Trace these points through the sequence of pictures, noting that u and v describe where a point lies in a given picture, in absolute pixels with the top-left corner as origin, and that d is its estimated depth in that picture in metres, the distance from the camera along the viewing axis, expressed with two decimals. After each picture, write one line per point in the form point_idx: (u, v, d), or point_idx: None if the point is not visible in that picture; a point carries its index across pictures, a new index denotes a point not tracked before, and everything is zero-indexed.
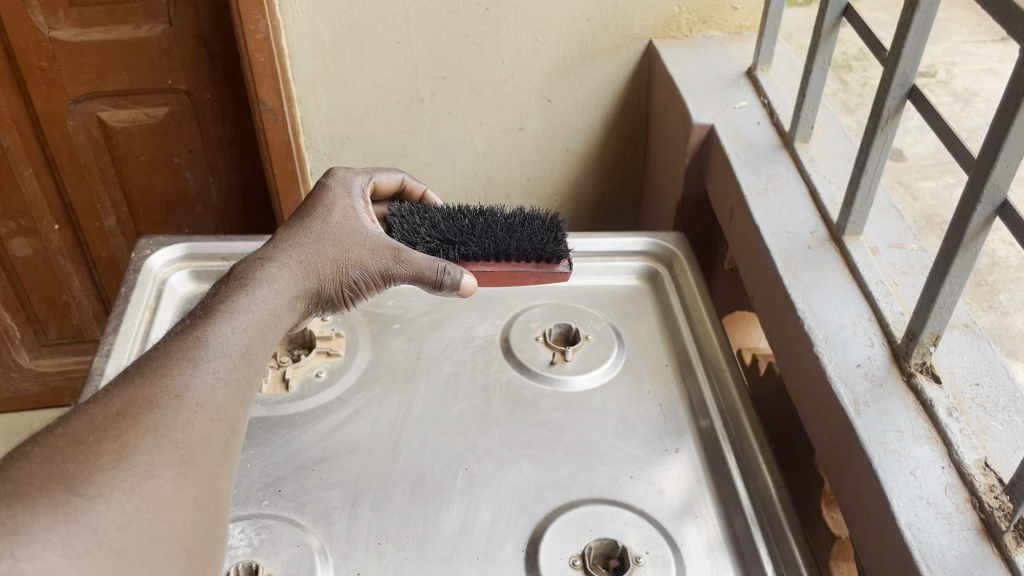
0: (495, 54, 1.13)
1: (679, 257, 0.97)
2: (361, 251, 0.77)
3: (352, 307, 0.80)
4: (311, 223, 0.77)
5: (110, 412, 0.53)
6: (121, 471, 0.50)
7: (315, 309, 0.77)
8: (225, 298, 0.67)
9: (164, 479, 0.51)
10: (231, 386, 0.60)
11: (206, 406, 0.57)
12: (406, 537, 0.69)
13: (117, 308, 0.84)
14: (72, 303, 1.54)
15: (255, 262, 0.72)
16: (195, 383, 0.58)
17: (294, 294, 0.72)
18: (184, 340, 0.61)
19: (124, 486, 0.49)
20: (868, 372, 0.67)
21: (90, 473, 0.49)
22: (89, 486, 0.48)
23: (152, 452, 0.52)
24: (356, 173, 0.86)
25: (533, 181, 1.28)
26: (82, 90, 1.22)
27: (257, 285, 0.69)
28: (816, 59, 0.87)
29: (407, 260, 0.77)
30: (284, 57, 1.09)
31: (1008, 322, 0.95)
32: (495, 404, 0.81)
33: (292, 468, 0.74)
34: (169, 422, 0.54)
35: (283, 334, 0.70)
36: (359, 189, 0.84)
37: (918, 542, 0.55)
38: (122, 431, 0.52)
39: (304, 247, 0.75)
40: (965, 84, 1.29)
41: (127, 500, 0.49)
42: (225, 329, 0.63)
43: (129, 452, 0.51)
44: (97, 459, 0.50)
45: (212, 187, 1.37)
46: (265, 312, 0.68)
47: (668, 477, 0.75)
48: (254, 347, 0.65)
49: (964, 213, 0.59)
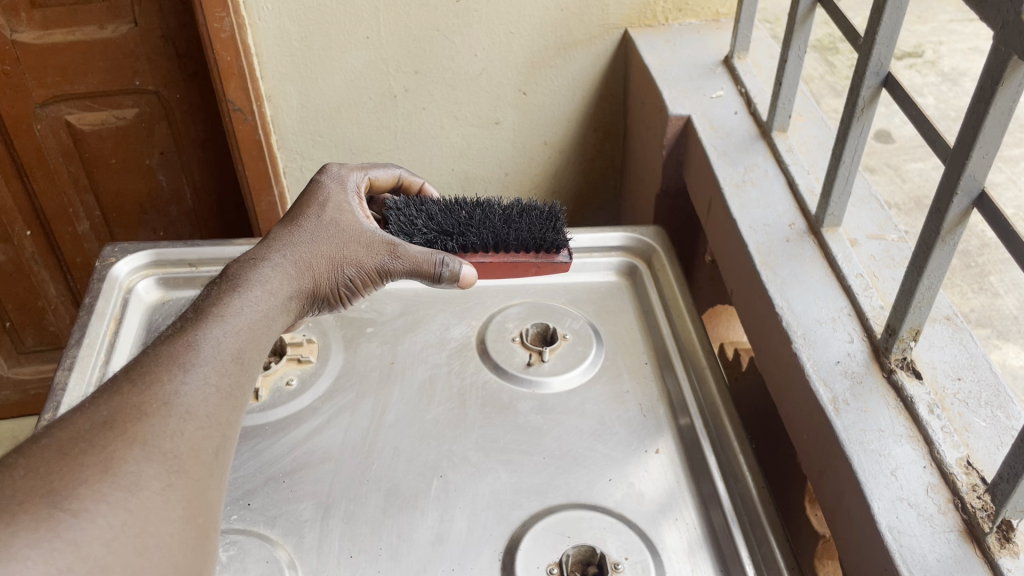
0: (467, 47, 1.11)
1: (657, 251, 0.95)
2: (358, 248, 0.74)
3: (349, 306, 0.77)
4: (306, 221, 0.74)
5: (97, 421, 0.50)
6: (106, 484, 0.47)
7: (311, 309, 0.74)
8: (217, 300, 0.63)
9: (151, 491, 0.49)
10: (222, 392, 0.57)
11: (195, 413, 0.54)
12: (380, 550, 0.67)
13: (80, 318, 0.82)
14: (48, 310, 1.51)
15: (248, 262, 0.69)
16: (185, 389, 0.55)
17: (289, 296, 0.69)
18: (173, 345, 0.57)
19: (108, 500, 0.46)
20: (847, 369, 0.66)
21: (75, 486, 0.46)
22: (72, 500, 0.45)
23: (140, 463, 0.49)
24: (348, 170, 0.83)
25: (512, 175, 1.26)
26: (48, 93, 1.20)
27: (250, 286, 0.66)
28: (792, 47, 0.85)
29: (406, 254, 0.75)
30: (251, 55, 1.07)
31: (999, 304, 0.93)
32: (470, 408, 0.79)
33: (262, 480, 0.72)
34: (157, 431, 0.51)
35: (279, 336, 0.67)
36: (354, 185, 0.81)
37: (898, 546, 0.53)
38: (109, 441, 0.49)
39: (298, 246, 0.72)
40: (953, 63, 1.27)
41: (113, 514, 0.46)
42: (217, 333, 0.60)
43: (116, 463, 0.48)
44: (82, 471, 0.47)
45: (185, 188, 1.34)
46: (259, 314, 0.65)
47: (647, 478, 0.73)
48: (248, 352, 0.62)
49: (941, 205, 0.57)
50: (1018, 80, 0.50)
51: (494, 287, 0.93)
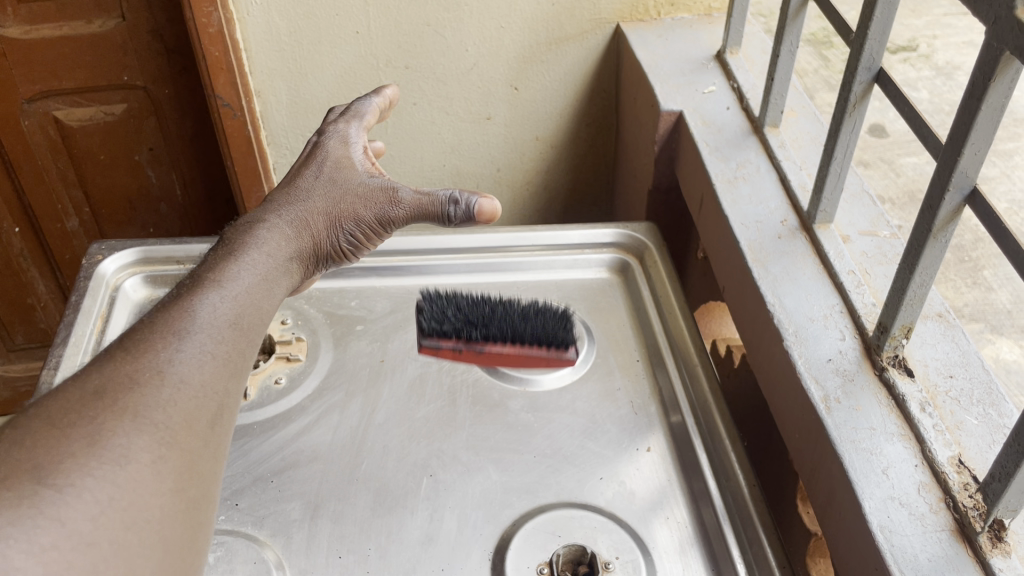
0: (458, 41, 1.10)
1: (649, 247, 0.95)
2: (356, 201, 0.71)
3: (354, 259, 0.73)
4: (301, 183, 0.71)
5: (86, 391, 0.46)
6: (93, 457, 0.43)
7: (316, 266, 0.70)
8: (213, 267, 0.60)
9: (141, 464, 0.45)
10: (220, 359, 0.54)
11: (190, 382, 0.51)
12: (369, 550, 0.66)
13: (66, 317, 0.82)
14: (38, 307, 1.50)
15: (245, 229, 0.66)
16: (180, 357, 0.51)
17: (288, 256, 0.66)
18: (167, 312, 0.54)
19: (95, 473, 0.43)
20: (838, 367, 0.65)
21: (59, 461, 0.42)
22: (57, 475, 0.42)
23: (129, 434, 0.45)
24: (348, 117, 0.79)
25: (504, 171, 1.25)
26: (35, 88, 1.19)
27: (247, 251, 0.63)
28: (783, 42, 0.84)
29: (408, 199, 0.71)
30: (239, 50, 1.06)
31: (992, 299, 0.92)
32: (460, 406, 0.79)
33: (251, 480, 0.72)
34: (149, 401, 0.48)
35: (281, 300, 0.64)
36: (358, 134, 0.77)
37: (890, 545, 0.53)
38: (98, 413, 0.45)
39: (294, 208, 0.69)
40: (947, 57, 1.26)
41: (99, 488, 0.42)
42: (215, 297, 0.57)
43: (104, 435, 0.44)
44: (68, 445, 0.43)
45: (175, 184, 1.34)
46: (258, 278, 0.61)
47: (637, 476, 0.73)
48: (249, 315, 0.58)
49: (932, 202, 0.57)
50: (1010, 76, 0.50)
51: (484, 284, 0.93)
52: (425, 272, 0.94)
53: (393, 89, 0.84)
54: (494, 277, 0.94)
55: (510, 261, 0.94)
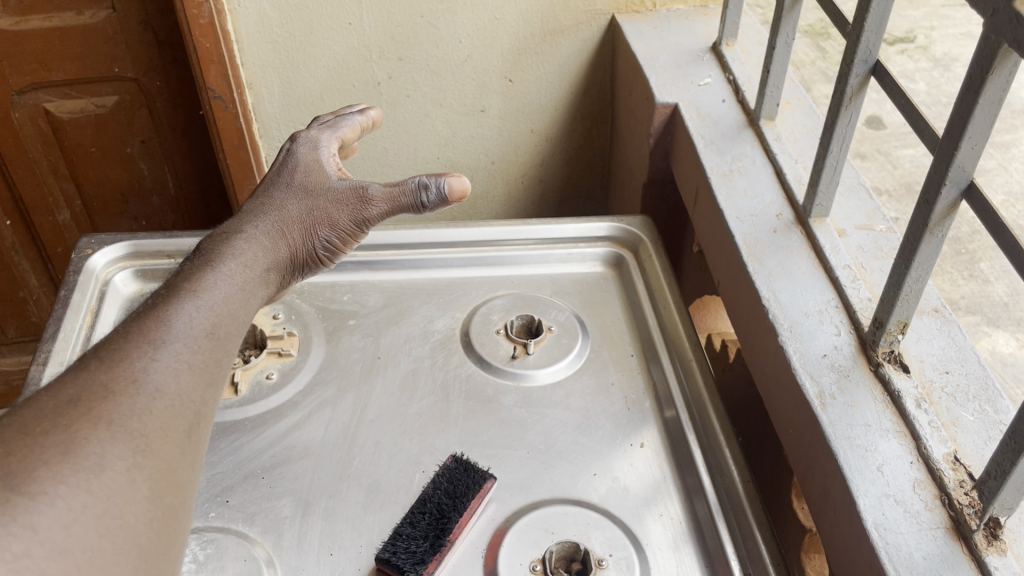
0: (452, 33, 1.09)
1: (644, 241, 0.94)
2: (329, 205, 0.70)
3: (332, 263, 0.72)
4: (275, 191, 0.70)
5: (61, 400, 0.46)
6: (67, 465, 0.43)
7: (292, 273, 0.69)
8: (190, 277, 0.59)
9: (116, 472, 0.44)
10: (196, 368, 0.53)
11: (167, 391, 0.50)
12: (360, 547, 0.66)
13: (55, 312, 0.81)
14: (30, 300, 1.50)
15: (220, 239, 0.65)
16: (155, 367, 0.50)
17: (265, 266, 0.65)
18: (142, 321, 0.53)
19: (69, 481, 0.42)
20: (834, 362, 0.65)
21: (33, 468, 0.41)
22: (30, 482, 0.41)
23: (104, 443, 0.45)
24: (319, 130, 0.77)
25: (498, 163, 1.24)
26: (25, 80, 1.18)
27: (223, 261, 0.62)
28: (780, 33, 0.83)
29: (378, 195, 0.69)
30: (230, 42, 1.05)
31: (989, 291, 0.92)
32: (453, 402, 0.78)
33: (241, 476, 0.71)
34: (125, 409, 0.47)
35: (257, 309, 0.63)
36: (328, 141, 0.75)
37: (885, 544, 0.52)
38: (73, 421, 0.45)
39: (268, 216, 0.68)
40: (945, 49, 1.25)
41: (73, 496, 0.42)
42: (190, 308, 0.56)
43: (79, 443, 0.44)
44: (42, 453, 0.42)
45: (168, 177, 1.33)
46: (234, 288, 0.60)
47: (631, 472, 0.72)
48: (225, 326, 0.57)
49: (929, 197, 0.56)
50: (1009, 68, 0.49)
51: (478, 278, 0.92)
52: (418, 266, 0.93)
53: (377, 113, 0.82)
54: (488, 271, 0.93)
55: (504, 255, 0.93)
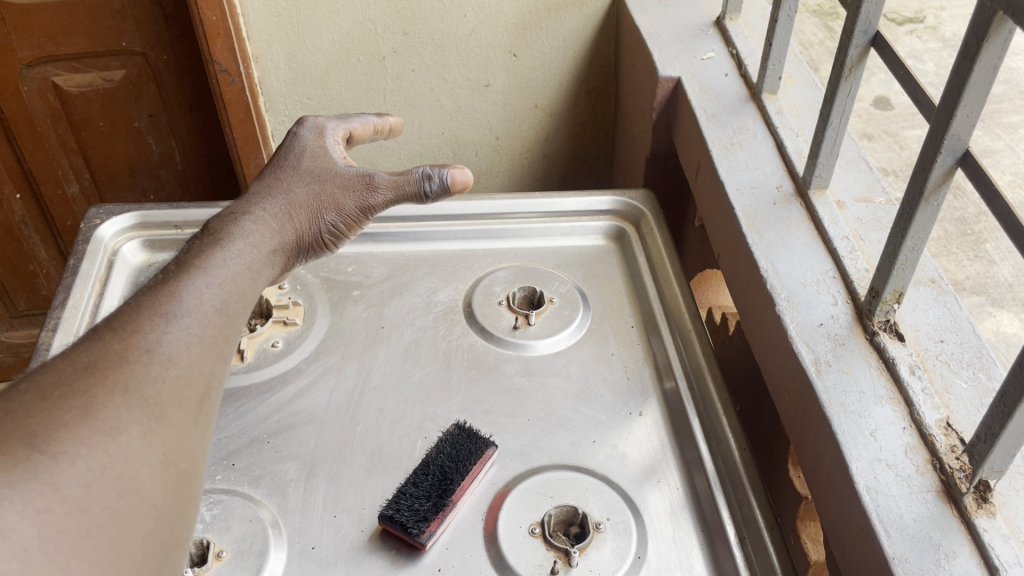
0: (457, 7, 1.10)
1: (646, 214, 0.95)
2: (336, 189, 0.71)
3: (336, 249, 0.73)
4: (282, 175, 0.70)
5: (76, 366, 0.46)
6: (85, 427, 0.43)
7: (296, 260, 0.70)
8: (198, 254, 0.59)
9: (132, 437, 0.45)
10: (208, 342, 0.53)
11: (179, 361, 0.50)
12: (363, 510, 0.67)
13: (64, 280, 0.82)
14: (40, 274, 1.52)
15: (228, 219, 0.65)
16: (169, 338, 0.51)
17: (273, 247, 0.65)
18: (154, 294, 0.53)
19: (88, 443, 0.42)
20: (829, 331, 0.66)
21: (53, 429, 0.42)
22: (51, 442, 0.41)
23: (121, 408, 0.45)
24: (330, 117, 0.78)
25: (503, 138, 1.25)
26: (33, 54, 1.20)
27: (233, 241, 0.62)
28: (782, 7, 0.83)
29: (384, 182, 0.71)
30: (237, 16, 1.06)
31: (994, 272, 0.91)
32: (456, 370, 0.79)
33: (247, 441, 0.73)
34: (140, 377, 0.47)
35: (265, 290, 0.63)
36: (335, 129, 0.76)
37: (875, 506, 0.53)
38: (90, 387, 0.45)
39: (277, 199, 0.68)
40: (955, 29, 1.24)
41: (92, 457, 0.42)
42: (200, 283, 0.56)
43: (96, 408, 0.44)
44: (61, 415, 0.43)
45: (175, 152, 1.34)
46: (243, 267, 0.61)
47: (631, 441, 0.73)
48: (234, 302, 0.57)
49: (924, 165, 0.57)
50: (1003, 36, 0.50)
51: (481, 251, 0.93)
52: (422, 239, 0.94)
53: (397, 122, 0.83)
54: (491, 243, 0.94)
55: (506, 228, 0.94)
